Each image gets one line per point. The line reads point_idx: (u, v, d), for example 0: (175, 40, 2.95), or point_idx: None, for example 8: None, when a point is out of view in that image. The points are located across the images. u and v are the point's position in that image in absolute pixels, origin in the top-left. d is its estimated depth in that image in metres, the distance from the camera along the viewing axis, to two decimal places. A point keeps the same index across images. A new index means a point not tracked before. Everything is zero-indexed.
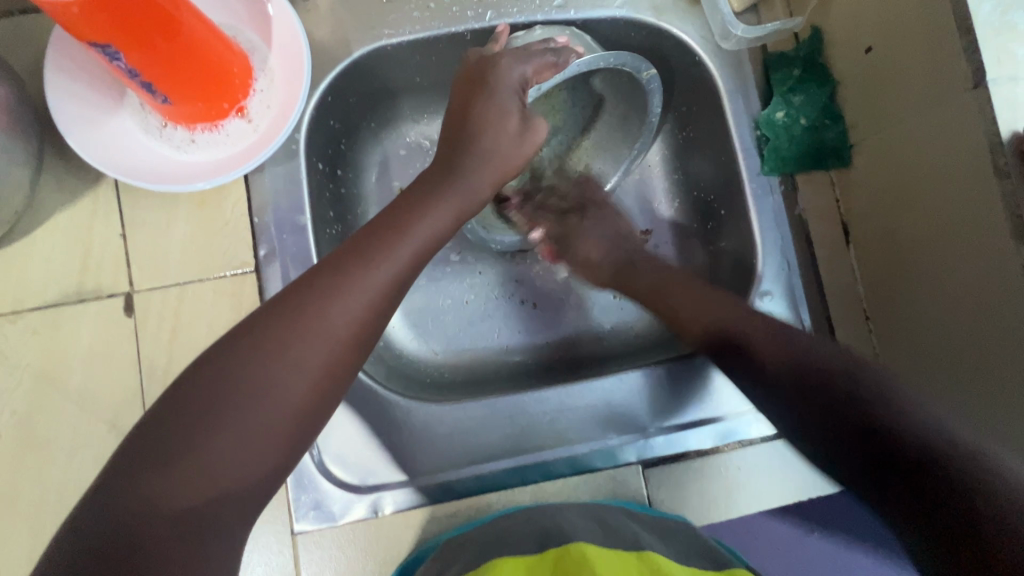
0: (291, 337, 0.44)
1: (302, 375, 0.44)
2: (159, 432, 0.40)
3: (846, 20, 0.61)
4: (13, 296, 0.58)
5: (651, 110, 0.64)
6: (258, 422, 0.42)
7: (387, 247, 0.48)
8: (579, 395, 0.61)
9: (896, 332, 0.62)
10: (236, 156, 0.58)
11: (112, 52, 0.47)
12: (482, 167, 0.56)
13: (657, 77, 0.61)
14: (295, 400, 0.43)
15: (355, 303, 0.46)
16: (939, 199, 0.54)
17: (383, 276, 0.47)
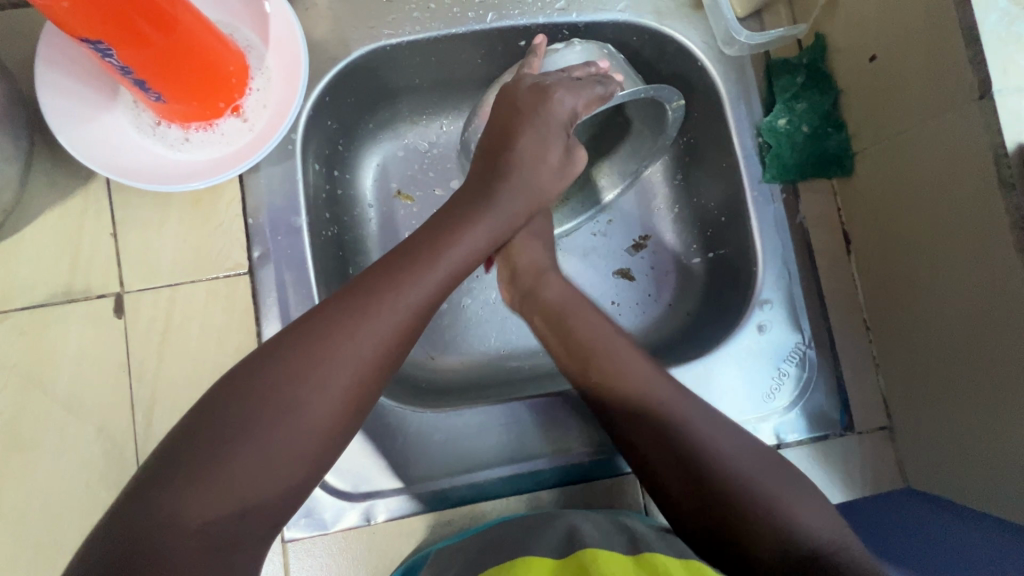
0: (319, 357, 0.43)
1: (330, 398, 0.43)
2: (187, 446, 0.39)
3: (850, 28, 0.61)
4: (1, 295, 0.57)
5: (669, 132, 0.67)
6: (284, 443, 0.41)
7: (417, 271, 0.48)
8: (595, 412, 0.61)
9: (898, 343, 0.61)
10: (231, 156, 0.57)
11: (105, 49, 0.46)
12: (518, 193, 0.56)
13: (682, 109, 0.64)
14: (321, 424, 0.43)
15: (385, 326, 0.46)
16: (941, 210, 0.53)
17: (414, 301, 0.47)
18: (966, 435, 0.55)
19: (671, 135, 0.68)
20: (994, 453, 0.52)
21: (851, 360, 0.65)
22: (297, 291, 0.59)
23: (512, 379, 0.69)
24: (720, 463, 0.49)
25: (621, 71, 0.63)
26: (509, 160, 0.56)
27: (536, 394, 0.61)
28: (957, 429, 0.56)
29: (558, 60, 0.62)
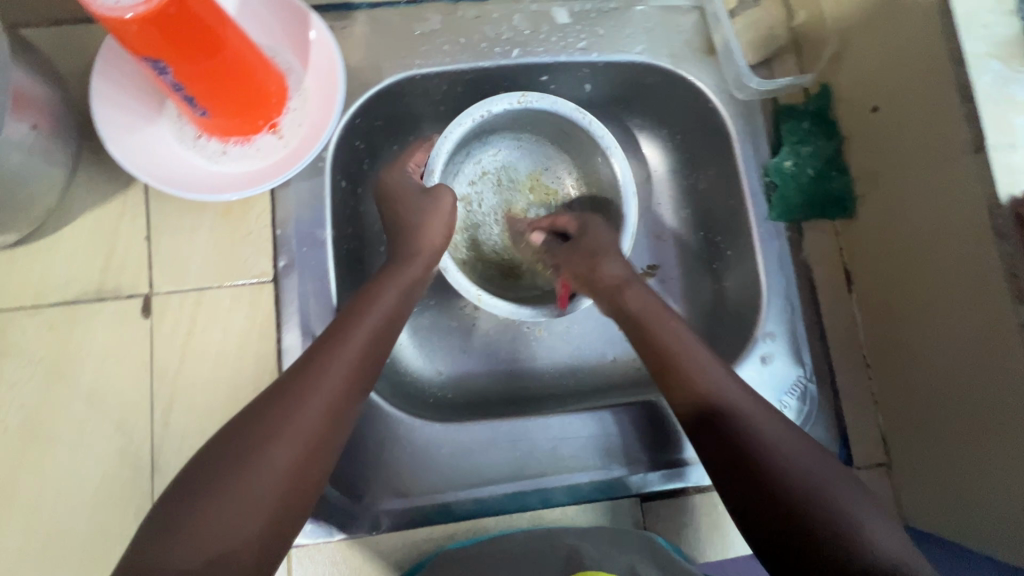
0: (277, 410, 0.45)
1: (295, 443, 0.44)
2: (174, 506, 0.41)
3: (854, 81, 0.65)
4: (33, 291, 0.59)
5: (584, 118, 0.65)
6: (253, 495, 0.42)
7: (361, 320, 0.52)
8: (586, 431, 0.62)
9: (896, 380, 0.63)
10: (265, 170, 0.61)
11: (162, 66, 0.50)
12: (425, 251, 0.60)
13: (535, 95, 0.66)
14: (284, 470, 0.43)
15: (340, 372, 0.49)
16: (937, 255, 0.56)
17: (362, 345, 0.51)
18: (964, 474, 0.56)
19: (583, 114, 0.66)
20: (989, 491, 0.53)
21: (851, 396, 0.66)
22: (319, 301, 0.61)
23: (518, 399, 0.72)
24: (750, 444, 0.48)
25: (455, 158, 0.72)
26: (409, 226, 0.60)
27: (541, 413, 0.63)
28: (955, 468, 0.57)
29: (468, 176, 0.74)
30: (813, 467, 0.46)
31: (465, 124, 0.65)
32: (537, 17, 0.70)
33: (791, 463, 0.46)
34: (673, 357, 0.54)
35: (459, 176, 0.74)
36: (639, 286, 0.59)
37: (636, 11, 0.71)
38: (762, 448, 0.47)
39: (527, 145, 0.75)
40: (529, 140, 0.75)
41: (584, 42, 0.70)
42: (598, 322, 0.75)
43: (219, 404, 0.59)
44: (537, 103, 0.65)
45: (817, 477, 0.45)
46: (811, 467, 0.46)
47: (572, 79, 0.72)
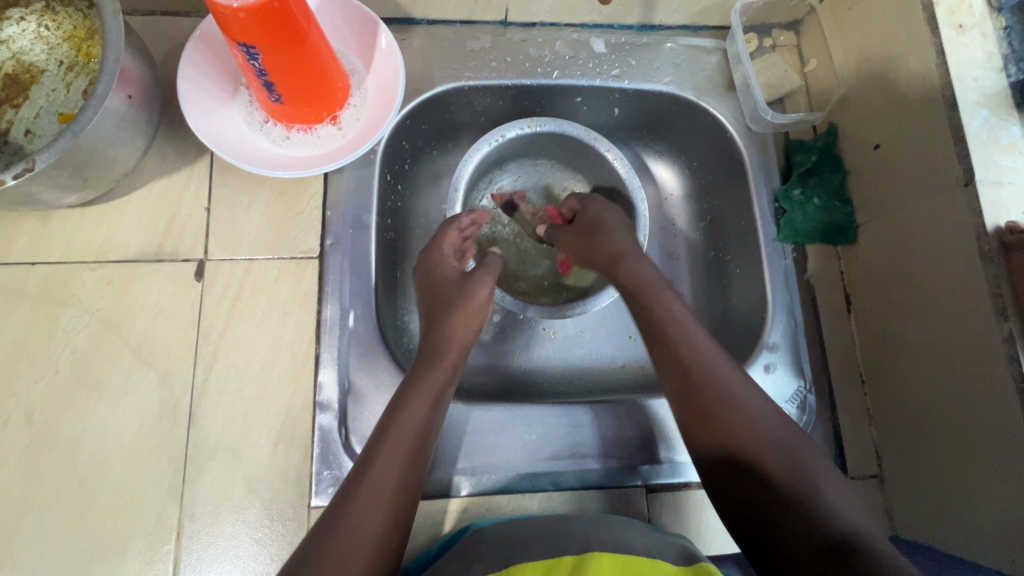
0: (360, 487, 0.50)
1: (379, 509, 0.49)
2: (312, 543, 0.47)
3: (859, 121, 0.72)
4: (98, 247, 0.64)
5: (589, 140, 0.78)
6: (368, 539, 0.47)
7: (432, 372, 0.59)
8: (596, 424, 0.66)
9: (890, 396, 0.68)
10: (324, 156, 0.66)
11: (254, 53, 0.55)
12: (484, 304, 0.65)
13: (545, 120, 0.77)
14: (374, 534, 0.48)
15: (408, 442, 0.53)
16: (931, 279, 0.62)
17: (421, 412, 0.55)
18: (953, 483, 0.60)
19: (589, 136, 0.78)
20: (975, 499, 0.57)
21: (848, 410, 0.71)
22: (359, 280, 0.66)
23: (529, 392, 0.76)
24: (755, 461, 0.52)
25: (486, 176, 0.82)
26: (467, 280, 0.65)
27: (556, 402, 0.67)
28: (943, 479, 0.61)
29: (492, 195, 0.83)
30: (821, 493, 0.49)
31: (482, 149, 0.76)
32: (577, 44, 0.77)
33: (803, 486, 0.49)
34: (681, 348, 0.58)
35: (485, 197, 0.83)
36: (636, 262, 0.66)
37: (666, 46, 0.78)
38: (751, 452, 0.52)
39: (542, 167, 0.85)
40: (544, 163, 0.85)
41: (618, 69, 0.77)
42: (609, 328, 0.80)
43: (257, 366, 0.63)
44: (546, 126, 0.77)
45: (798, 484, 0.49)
46: (820, 495, 0.49)
47: (603, 101, 0.79)
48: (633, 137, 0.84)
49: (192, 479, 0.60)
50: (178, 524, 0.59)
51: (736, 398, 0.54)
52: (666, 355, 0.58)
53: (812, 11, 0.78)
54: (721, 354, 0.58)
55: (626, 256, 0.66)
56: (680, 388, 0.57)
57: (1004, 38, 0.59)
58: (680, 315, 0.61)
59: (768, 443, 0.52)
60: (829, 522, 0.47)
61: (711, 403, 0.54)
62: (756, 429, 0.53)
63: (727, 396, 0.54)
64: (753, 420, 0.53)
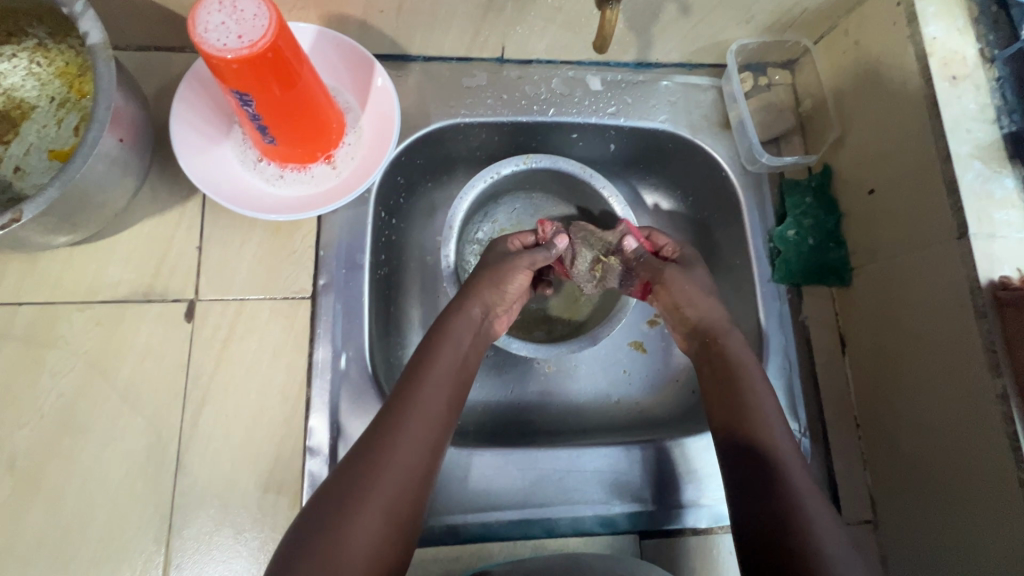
0: (357, 496, 0.49)
1: (375, 520, 0.48)
2: (330, 502, 0.48)
3: (853, 163, 0.72)
4: (86, 288, 0.63)
5: (583, 174, 0.78)
6: (382, 505, 0.49)
7: (455, 348, 0.60)
8: (593, 467, 0.65)
9: (884, 442, 0.67)
10: (317, 197, 0.66)
11: (247, 98, 0.55)
12: (501, 298, 0.65)
13: (541, 156, 0.77)
14: (369, 544, 0.47)
15: (412, 453, 0.52)
16: (925, 326, 0.62)
17: (431, 408, 0.55)
18: (947, 532, 0.59)
19: (583, 170, 0.78)
20: (972, 554, 0.57)
21: (842, 453, 0.70)
22: (349, 321, 0.65)
23: (524, 430, 0.75)
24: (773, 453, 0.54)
25: (481, 209, 0.81)
26: (499, 277, 0.64)
27: (550, 446, 0.66)
28: (937, 530, 0.60)
29: (488, 228, 0.82)
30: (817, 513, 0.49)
31: (477, 185, 0.76)
32: (573, 82, 0.77)
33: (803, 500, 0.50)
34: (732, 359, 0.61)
35: (478, 232, 0.81)
36: (737, 337, 0.63)
37: (661, 85, 0.79)
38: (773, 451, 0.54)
39: (538, 200, 0.83)
40: (540, 197, 0.83)
41: (613, 107, 0.77)
42: (603, 365, 0.79)
43: (246, 410, 0.62)
44: (540, 163, 0.78)
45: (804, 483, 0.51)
46: (815, 512, 0.49)
47: (598, 138, 0.80)
48: (628, 172, 0.84)
49: (178, 527, 0.58)
50: (163, 573, 0.57)
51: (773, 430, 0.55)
52: (723, 391, 0.59)
53: (806, 51, 0.79)
54: (771, 395, 0.59)
55: (720, 328, 0.63)
56: (721, 411, 0.59)
57: (996, 88, 0.60)
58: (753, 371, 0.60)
59: (797, 465, 0.53)
60: (823, 541, 0.47)
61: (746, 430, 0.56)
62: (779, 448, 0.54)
63: (765, 423, 0.56)
64: (777, 441, 0.55)
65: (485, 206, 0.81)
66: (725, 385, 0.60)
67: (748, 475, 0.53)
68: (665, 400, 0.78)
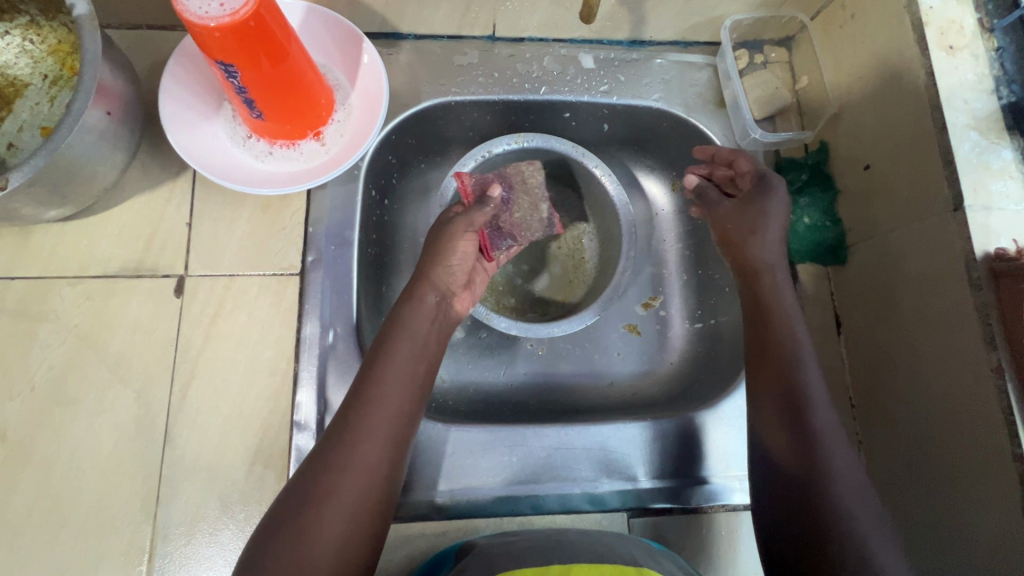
0: (316, 501, 0.49)
1: (339, 519, 0.49)
2: (292, 509, 0.49)
3: (850, 140, 0.71)
4: (77, 263, 0.64)
5: (573, 154, 0.77)
6: (345, 507, 0.49)
7: (413, 338, 0.59)
8: (579, 443, 0.65)
9: (878, 421, 0.66)
10: (306, 172, 0.66)
11: (232, 71, 0.55)
12: (451, 275, 0.64)
13: (533, 135, 0.77)
14: (334, 545, 0.48)
15: (373, 451, 0.52)
16: (921, 306, 0.60)
17: (390, 404, 0.54)
18: (943, 512, 0.58)
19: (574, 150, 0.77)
20: (970, 534, 0.55)
21: None
22: (339, 300, 0.65)
23: (515, 410, 0.75)
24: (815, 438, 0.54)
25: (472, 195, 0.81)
26: (441, 252, 0.63)
27: (539, 424, 0.66)
28: (935, 511, 0.59)
29: None
30: (850, 498, 0.51)
31: (469, 164, 0.76)
32: (566, 60, 0.77)
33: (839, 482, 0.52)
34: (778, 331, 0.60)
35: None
36: (775, 277, 0.63)
37: (655, 63, 0.78)
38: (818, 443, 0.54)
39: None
40: None
41: (606, 85, 0.76)
42: (598, 346, 0.79)
43: (234, 385, 0.62)
44: (533, 142, 0.77)
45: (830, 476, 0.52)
46: (847, 489, 0.52)
47: (592, 117, 0.79)
48: (622, 152, 0.83)
49: (166, 500, 0.59)
50: (150, 545, 0.58)
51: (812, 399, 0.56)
52: (757, 358, 0.61)
53: (803, 28, 0.77)
54: (811, 354, 0.59)
55: (777, 309, 0.61)
56: (770, 406, 0.58)
57: (994, 59, 0.59)
58: (794, 328, 0.60)
59: (834, 451, 0.54)
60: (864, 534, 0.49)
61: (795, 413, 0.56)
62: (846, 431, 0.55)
63: (801, 400, 0.56)
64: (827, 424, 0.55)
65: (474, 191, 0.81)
66: (777, 370, 0.58)
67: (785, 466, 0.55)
68: (657, 381, 0.77)
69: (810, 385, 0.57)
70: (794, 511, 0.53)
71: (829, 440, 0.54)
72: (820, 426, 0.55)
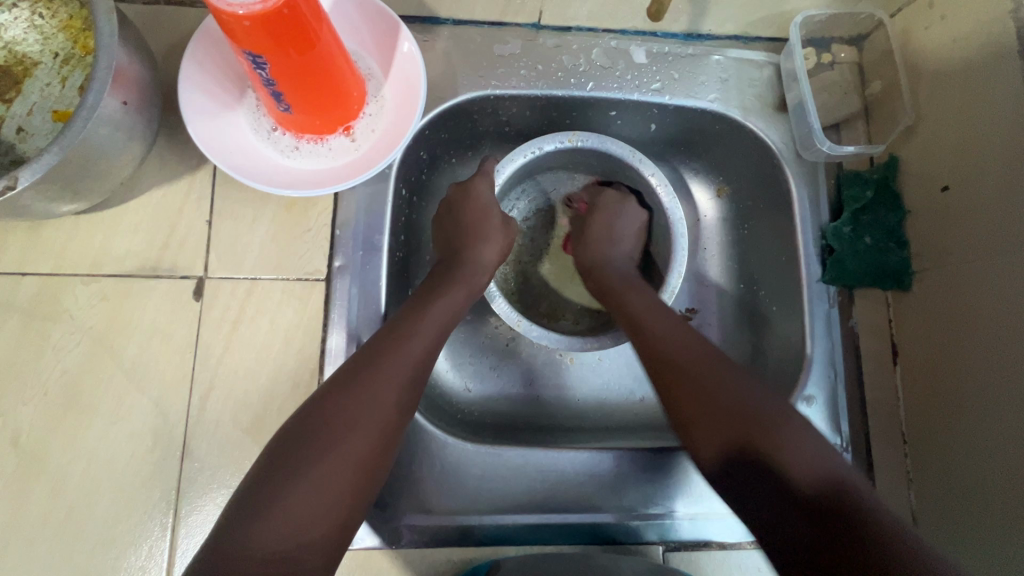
0: (320, 441, 0.46)
1: (341, 463, 0.46)
2: (293, 447, 0.46)
3: (925, 156, 0.65)
4: (91, 260, 0.60)
5: (631, 160, 0.70)
6: (351, 452, 0.47)
7: (440, 301, 0.59)
8: (622, 450, 0.63)
9: (934, 462, 0.62)
10: (334, 172, 0.61)
11: (262, 62, 0.49)
12: (487, 266, 0.65)
13: (588, 133, 0.69)
14: (332, 488, 0.45)
15: (387, 399, 0.50)
16: (995, 340, 0.56)
17: (411, 358, 0.53)
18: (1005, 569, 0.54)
19: (634, 156, 0.69)
20: None
21: (886, 470, 0.65)
22: (366, 309, 0.61)
23: (541, 426, 0.72)
24: (745, 433, 0.50)
25: (532, 191, 0.78)
26: (475, 238, 0.65)
27: (572, 447, 0.63)
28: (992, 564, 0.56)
29: (525, 210, 0.78)
30: (820, 474, 0.48)
31: (516, 159, 0.69)
32: (615, 52, 0.70)
33: (817, 467, 0.48)
34: (637, 323, 0.61)
35: (514, 215, 0.78)
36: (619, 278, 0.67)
37: (712, 58, 0.71)
38: (764, 444, 0.50)
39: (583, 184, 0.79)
40: (583, 178, 0.78)
41: (658, 83, 0.70)
42: (630, 360, 0.74)
43: (255, 396, 0.59)
44: (587, 141, 0.69)
45: (790, 467, 0.48)
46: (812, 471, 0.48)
47: (640, 116, 0.73)
48: (669, 155, 0.78)
49: (184, 514, 0.56)
50: (167, 561, 0.56)
51: (707, 388, 0.54)
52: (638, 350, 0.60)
53: (880, 26, 0.70)
54: (685, 336, 0.59)
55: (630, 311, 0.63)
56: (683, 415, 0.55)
57: None
58: (648, 319, 0.61)
59: (757, 443, 0.50)
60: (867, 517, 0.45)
61: (699, 427, 0.53)
62: (732, 417, 0.52)
63: (701, 388, 0.54)
64: (741, 412, 0.52)
65: (531, 187, 0.78)
66: (660, 367, 0.57)
67: (740, 465, 0.50)
68: None
69: (685, 376, 0.55)
70: (783, 517, 0.47)
71: (756, 426, 0.51)
72: (743, 417, 0.51)
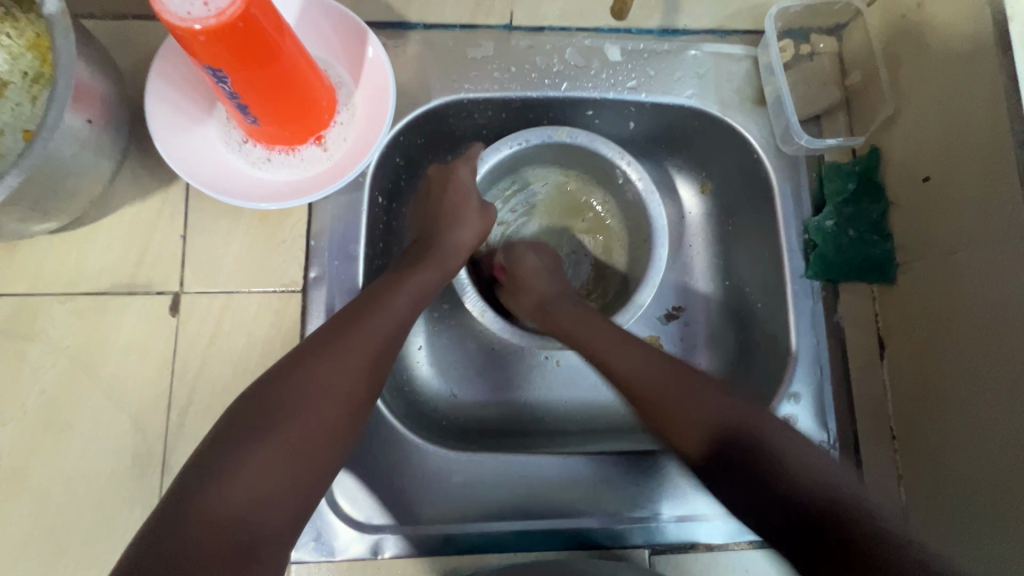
0: (278, 413, 0.46)
1: (297, 436, 0.45)
2: (247, 419, 0.45)
3: (907, 146, 0.64)
4: (66, 279, 0.60)
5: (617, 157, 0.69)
6: (309, 426, 0.46)
7: (410, 280, 0.58)
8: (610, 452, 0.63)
9: (921, 457, 0.62)
10: (306, 182, 0.60)
11: (222, 75, 0.49)
12: (463, 249, 0.64)
13: (580, 132, 0.69)
14: (285, 461, 0.44)
15: (349, 375, 0.49)
16: (980, 331, 0.55)
17: (377, 336, 0.52)
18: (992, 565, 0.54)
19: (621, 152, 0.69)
20: None
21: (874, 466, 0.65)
22: None
23: (527, 431, 0.71)
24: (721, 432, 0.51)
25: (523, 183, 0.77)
26: (452, 223, 0.64)
27: (553, 452, 0.63)
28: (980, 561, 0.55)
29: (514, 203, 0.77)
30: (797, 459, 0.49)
31: (502, 150, 0.69)
32: (589, 51, 0.69)
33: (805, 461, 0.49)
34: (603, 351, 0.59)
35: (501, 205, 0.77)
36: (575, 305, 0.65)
37: (689, 53, 0.70)
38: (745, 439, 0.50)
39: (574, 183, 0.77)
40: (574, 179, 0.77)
41: (634, 81, 0.69)
42: None
43: None
44: (575, 138, 0.69)
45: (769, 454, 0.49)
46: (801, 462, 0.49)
47: (617, 115, 0.72)
48: (650, 153, 0.77)
49: None
50: None
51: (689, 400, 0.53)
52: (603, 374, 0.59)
53: (858, 15, 0.69)
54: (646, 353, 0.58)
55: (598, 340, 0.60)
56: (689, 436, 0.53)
57: None
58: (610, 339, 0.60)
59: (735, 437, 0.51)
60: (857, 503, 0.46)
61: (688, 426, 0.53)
62: (709, 417, 0.52)
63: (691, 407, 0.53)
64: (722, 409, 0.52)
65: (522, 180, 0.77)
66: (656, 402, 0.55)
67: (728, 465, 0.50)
68: None
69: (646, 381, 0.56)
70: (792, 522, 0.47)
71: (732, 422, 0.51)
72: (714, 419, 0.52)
